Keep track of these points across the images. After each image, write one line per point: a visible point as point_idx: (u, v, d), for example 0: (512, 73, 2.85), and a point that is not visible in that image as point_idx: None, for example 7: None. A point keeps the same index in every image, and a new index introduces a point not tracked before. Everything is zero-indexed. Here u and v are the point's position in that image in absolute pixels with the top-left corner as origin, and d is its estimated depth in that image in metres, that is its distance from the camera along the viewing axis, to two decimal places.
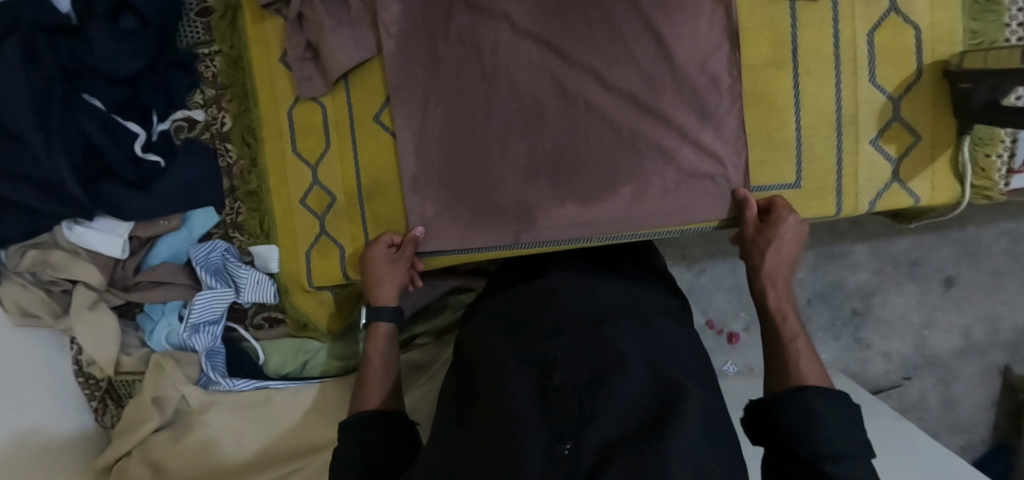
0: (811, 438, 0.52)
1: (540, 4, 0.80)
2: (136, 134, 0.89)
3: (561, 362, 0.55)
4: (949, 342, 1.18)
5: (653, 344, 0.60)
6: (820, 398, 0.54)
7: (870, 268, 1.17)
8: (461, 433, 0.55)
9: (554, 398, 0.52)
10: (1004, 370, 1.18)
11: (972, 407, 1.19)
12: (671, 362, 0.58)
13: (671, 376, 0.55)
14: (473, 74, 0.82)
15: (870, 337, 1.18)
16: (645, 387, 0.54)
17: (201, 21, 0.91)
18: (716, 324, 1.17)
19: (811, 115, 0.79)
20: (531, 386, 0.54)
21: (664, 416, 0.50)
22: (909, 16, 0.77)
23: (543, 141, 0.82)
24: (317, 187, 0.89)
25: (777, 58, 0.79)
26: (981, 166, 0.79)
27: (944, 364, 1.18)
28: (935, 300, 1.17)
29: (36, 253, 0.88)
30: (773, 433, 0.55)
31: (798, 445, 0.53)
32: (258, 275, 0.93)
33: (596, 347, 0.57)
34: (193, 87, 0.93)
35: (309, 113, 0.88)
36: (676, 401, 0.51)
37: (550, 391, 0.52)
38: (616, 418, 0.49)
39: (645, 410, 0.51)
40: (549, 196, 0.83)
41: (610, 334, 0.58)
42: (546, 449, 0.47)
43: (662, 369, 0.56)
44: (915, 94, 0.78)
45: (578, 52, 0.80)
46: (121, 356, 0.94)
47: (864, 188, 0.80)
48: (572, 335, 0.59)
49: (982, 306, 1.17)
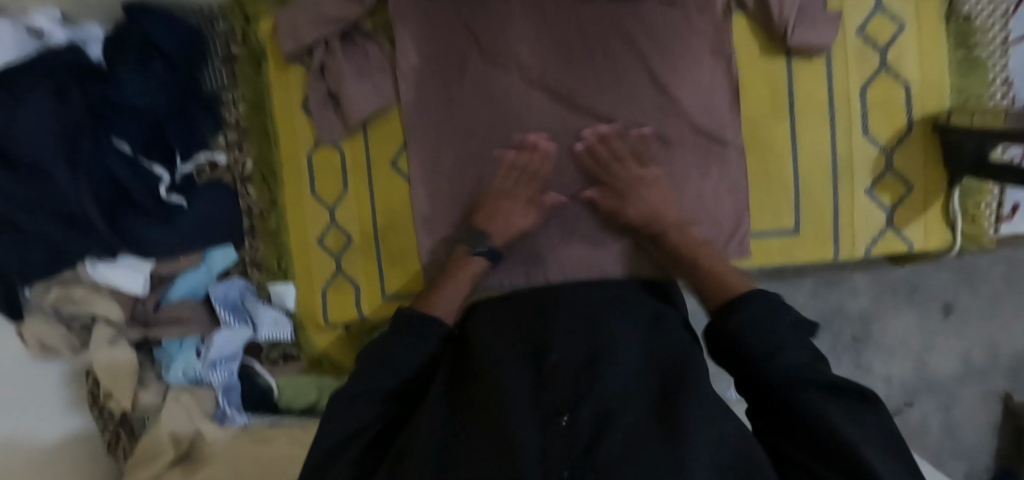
0: (749, 337, 0.60)
1: (548, 57, 0.84)
2: (161, 176, 0.91)
3: (555, 348, 0.59)
4: (948, 367, 1.21)
5: (652, 339, 0.64)
6: (750, 303, 0.62)
7: (870, 293, 1.20)
8: (451, 427, 0.55)
9: (549, 377, 0.55)
10: (1004, 397, 1.22)
11: (973, 430, 1.22)
12: (665, 346, 0.63)
13: (677, 367, 0.59)
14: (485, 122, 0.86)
15: (871, 361, 1.21)
16: (646, 374, 0.58)
17: (226, 67, 0.95)
18: None
19: (811, 164, 0.82)
20: (528, 375, 0.57)
21: (670, 401, 0.53)
22: (899, 73, 0.81)
23: (552, 185, 0.86)
24: (335, 228, 0.92)
25: (776, 110, 0.82)
26: (971, 215, 0.82)
27: (945, 389, 1.21)
28: (935, 326, 1.20)
29: (59, 290, 0.91)
30: (722, 341, 0.63)
31: (744, 347, 0.60)
32: (276, 314, 0.96)
33: (589, 337, 0.61)
34: (216, 130, 0.95)
35: (328, 157, 0.91)
36: (678, 389, 0.54)
37: (546, 372, 0.56)
38: (615, 394, 0.53)
39: (647, 394, 0.55)
40: (558, 239, 0.87)
41: (606, 327, 0.63)
42: (543, 424, 0.50)
43: (670, 363, 0.60)
44: (908, 146, 0.82)
45: (588, 101, 0.84)
46: (139, 391, 0.95)
47: (860, 234, 0.83)
48: (565, 327, 0.63)
49: (981, 330, 1.20)
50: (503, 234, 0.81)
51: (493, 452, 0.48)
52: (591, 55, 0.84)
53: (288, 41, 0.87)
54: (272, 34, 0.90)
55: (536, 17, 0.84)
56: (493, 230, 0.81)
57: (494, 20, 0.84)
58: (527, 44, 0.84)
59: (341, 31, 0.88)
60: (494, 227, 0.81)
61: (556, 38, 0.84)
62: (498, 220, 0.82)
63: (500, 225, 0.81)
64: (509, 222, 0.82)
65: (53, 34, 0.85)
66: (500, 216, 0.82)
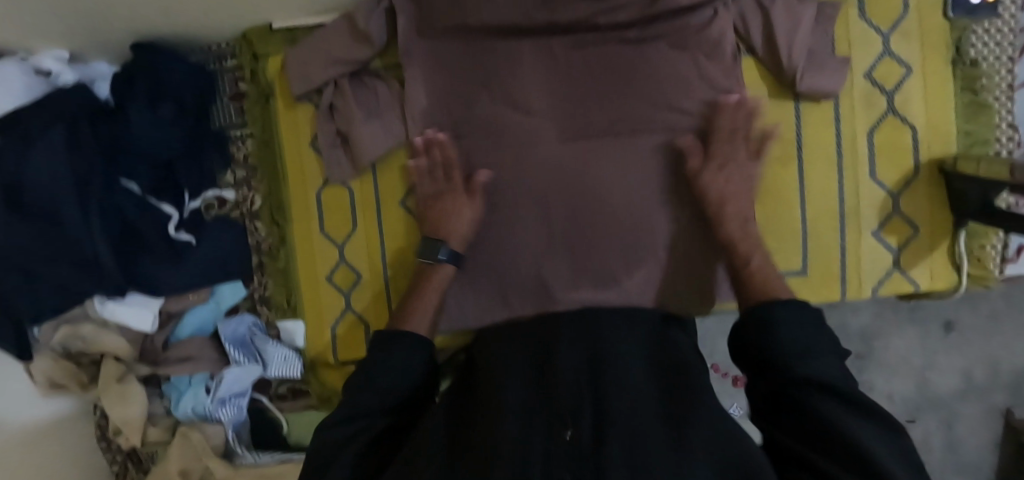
0: (775, 338, 0.62)
1: (557, 100, 0.85)
2: (170, 214, 0.92)
3: (563, 361, 0.64)
4: (950, 384, 1.20)
5: (658, 349, 0.69)
6: (781, 309, 0.63)
7: (871, 311, 1.20)
8: (461, 438, 0.60)
9: (554, 391, 0.61)
10: (1007, 413, 1.20)
11: (975, 448, 1.21)
12: (670, 357, 0.68)
13: (682, 374, 0.65)
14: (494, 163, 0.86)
15: (872, 378, 1.21)
16: (654, 377, 0.65)
17: (234, 104, 0.95)
18: (721, 366, 1.16)
19: (817, 207, 0.83)
20: (534, 388, 0.63)
21: (677, 406, 0.60)
22: (906, 117, 0.81)
23: (560, 225, 0.87)
24: (344, 265, 0.93)
25: (783, 154, 0.83)
26: (977, 256, 0.83)
27: (945, 404, 1.21)
28: (935, 344, 1.20)
29: (68, 328, 0.92)
30: (747, 347, 0.64)
31: (763, 351, 0.62)
32: (285, 351, 0.96)
33: (594, 350, 0.66)
34: (224, 167, 0.96)
35: (337, 195, 0.92)
36: (687, 406, 0.59)
37: (552, 386, 0.61)
38: (622, 403, 0.58)
39: (656, 396, 0.61)
40: (567, 278, 0.88)
41: (613, 339, 0.68)
42: (552, 436, 0.56)
43: (675, 370, 0.65)
44: (914, 189, 0.82)
45: (595, 143, 0.85)
46: (148, 426, 0.96)
47: (867, 275, 0.84)
48: (571, 340, 0.68)
49: (982, 348, 1.19)
50: (458, 234, 0.84)
51: (501, 457, 0.54)
52: (599, 98, 0.85)
53: (299, 83, 0.89)
54: (281, 72, 0.90)
55: (547, 61, 0.84)
56: (448, 232, 0.84)
57: (504, 62, 0.84)
58: (537, 86, 0.85)
59: (351, 71, 0.89)
60: (443, 229, 0.85)
61: (565, 81, 0.85)
62: (447, 219, 0.85)
63: (455, 226, 0.85)
64: (460, 222, 0.84)
65: (61, 75, 0.86)
66: (447, 216, 0.85)
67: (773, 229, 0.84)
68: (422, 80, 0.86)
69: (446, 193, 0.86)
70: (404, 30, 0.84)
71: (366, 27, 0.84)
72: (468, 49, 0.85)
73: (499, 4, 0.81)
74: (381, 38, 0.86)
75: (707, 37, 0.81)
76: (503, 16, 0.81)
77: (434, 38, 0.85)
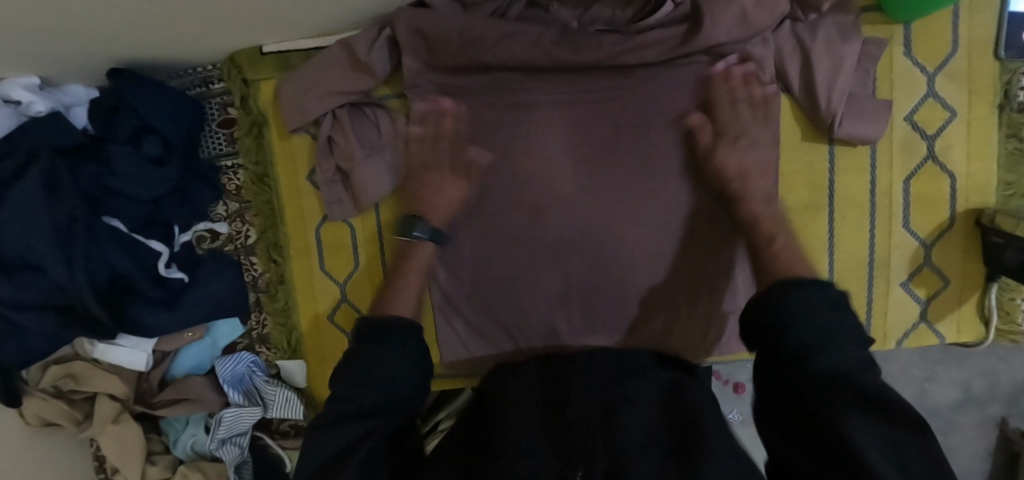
0: (796, 323, 0.52)
1: (574, 140, 0.79)
2: (159, 251, 0.87)
3: (571, 400, 0.55)
4: (948, 396, 1.07)
5: (677, 392, 0.59)
6: (806, 290, 0.54)
7: None
8: (461, 453, 0.56)
9: (563, 431, 0.52)
10: (1001, 422, 1.07)
11: (969, 457, 1.10)
12: (690, 398, 0.58)
13: (697, 415, 0.55)
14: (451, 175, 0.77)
15: None
16: (666, 421, 0.55)
17: (224, 132, 0.89)
18: (722, 374, 1.05)
19: (846, 256, 0.79)
20: (537, 423, 0.54)
21: (687, 450, 0.51)
22: (946, 165, 0.77)
23: (575, 272, 0.83)
24: (346, 305, 0.89)
25: (814, 202, 0.78)
26: (1005, 309, 0.80)
27: (941, 415, 1.08)
28: (935, 356, 1.06)
29: (56, 368, 0.88)
30: (765, 331, 0.54)
31: (783, 341, 0.53)
32: (287, 392, 0.92)
33: (613, 389, 0.57)
34: (215, 200, 0.91)
35: (338, 233, 0.87)
36: (692, 420, 0.55)
37: (561, 424, 0.53)
38: (634, 444, 0.51)
39: (660, 442, 0.52)
40: (581, 326, 0.85)
41: (630, 381, 0.58)
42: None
43: (690, 411, 0.56)
44: (948, 241, 0.79)
45: (614, 188, 0.79)
46: (146, 466, 0.92)
47: (892, 328, 0.81)
48: (589, 378, 0.58)
49: (981, 359, 1.05)
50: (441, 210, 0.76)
51: None
52: (621, 137, 0.79)
53: (293, 114, 0.82)
54: (275, 99, 0.84)
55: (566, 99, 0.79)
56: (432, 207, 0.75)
57: (519, 99, 0.80)
58: (553, 123, 0.79)
59: (358, 99, 0.82)
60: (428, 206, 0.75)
61: (585, 122, 0.79)
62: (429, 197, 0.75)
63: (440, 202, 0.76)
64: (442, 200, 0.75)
65: (33, 104, 0.79)
66: (431, 191, 0.75)
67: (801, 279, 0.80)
68: (433, 105, 0.79)
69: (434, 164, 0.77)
70: (411, 63, 0.79)
71: (366, 57, 0.78)
72: (482, 83, 0.80)
73: (516, 42, 0.75)
74: (383, 67, 0.80)
75: (742, 68, 0.73)
76: (517, 53, 0.76)
77: (446, 73, 0.80)
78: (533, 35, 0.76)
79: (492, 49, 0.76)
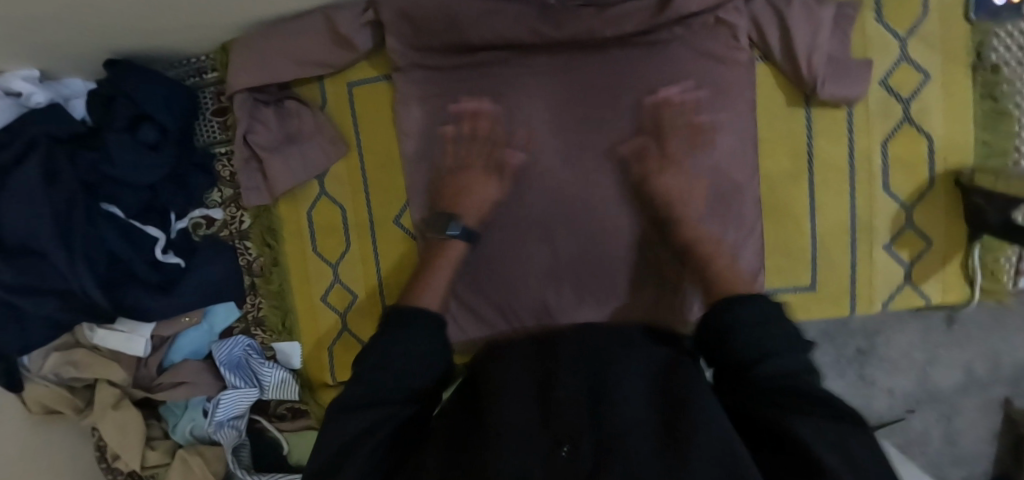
0: (739, 336, 0.58)
1: (560, 115, 0.81)
2: (157, 237, 0.89)
3: (560, 376, 0.52)
4: (949, 378, 1.06)
5: (670, 370, 0.56)
6: (748, 303, 0.60)
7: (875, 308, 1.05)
8: (443, 441, 0.52)
9: (557, 413, 0.49)
10: (1005, 404, 1.06)
11: (975, 439, 1.09)
12: (676, 375, 0.55)
13: (682, 391, 0.52)
14: (459, 176, 0.80)
15: (875, 374, 1.07)
16: (655, 402, 0.52)
17: (218, 119, 0.92)
18: None
19: (828, 222, 0.81)
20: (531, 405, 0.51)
21: (674, 428, 0.48)
22: (924, 127, 0.78)
23: (564, 248, 0.84)
24: (338, 286, 0.91)
25: (795, 169, 0.80)
26: (990, 269, 0.81)
27: (944, 399, 1.07)
28: (936, 338, 1.06)
29: (58, 356, 0.90)
30: (714, 340, 0.61)
31: (731, 348, 0.58)
32: (282, 373, 0.94)
33: (598, 369, 0.54)
34: (210, 187, 0.93)
35: (330, 213, 0.90)
36: (682, 399, 0.51)
37: (551, 401, 0.50)
38: (626, 421, 0.48)
39: (654, 422, 0.50)
40: (572, 301, 0.86)
41: (618, 360, 0.55)
42: (547, 456, 0.46)
43: (676, 386, 0.53)
44: (929, 202, 0.79)
45: (598, 161, 0.81)
46: (146, 451, 0.94)
47: (879, 291, 0.81)
48: (575, 358, 0.55)
49: (981, 341, 1.05)
50: (474, 213, 0.79)
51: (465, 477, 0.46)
52: (606, 112, 0.80)
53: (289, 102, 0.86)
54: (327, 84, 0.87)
55: (549, 75, 0.81)
56: (463, 210, 0.79)
57: (503, 77, 0.81)
58: (535, 99, 0.81)
59: (328, 73, 0.86)
60: (467, 203, 0.79)
61: (570, 98, 0.81)
62: (463, 195, 0.79)
63: (471, 204, 0.79)
64: (475, 201, 0.79)
65: (33, 96, 0.82)
66: (467, 193, 0.79)
67: (782, 246, 0.81)
68: (473, 106, 0.81)
69: (473, 165, 0.80)
70: (395, 44, 0.81)
71: (353, 40, 0.80)
72: (467, 61, 0.82)
73: (499, 19, 0.78)
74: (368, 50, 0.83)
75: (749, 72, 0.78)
76: (501, 29, 0.78)
77: (430, 53, 0.82)
78: (513, 12, 0.77)
79: (476, 27, 0.78)
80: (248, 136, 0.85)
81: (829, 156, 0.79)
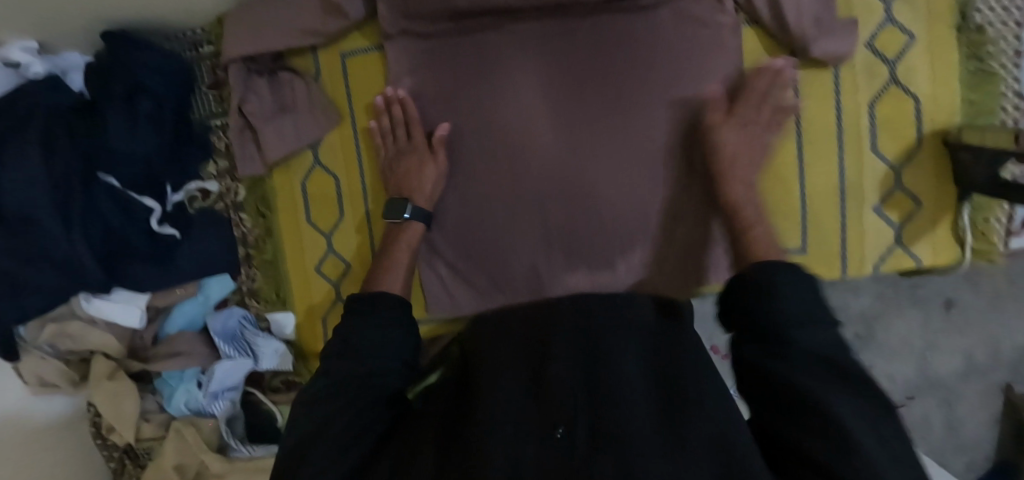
0: (778, 306, 0.55)
1: (551, 81, 0.82)
2: (152, 208, 0.90)
3: (555, 351, 0.50)
4: (950, 365, 1.06)
5: (660, 340, 0.54)
6: (779, 275, 0.57)
7: (873, 292, 1.05)
8: (440, 416, 0.51)
9: (546, 391, 0.47)
10: (1006, 389, 1.06)
11: (976, 425, 1.08)
12: (667, 347, 0.53)
13: (672, 368, 0.51)
14: (410, 161, 0.85)
15: (874, 360, 1.07)
16: (647, 382, 0.50)
17: (214, 92, 0.93)
18: (719, 348, 1.06)
19: (817, 184, 0.81)
20: (523, 383, 0.49)
21: (666, 409, 0.47)
22: (910, 87, 0.79)
23: (555, 214, 0.84)
24: (332, 256, 0.92)
25: (783, 131, 0.81)
26: (981, 230, 0.81)
27: (944, 385, 1.07)
28: (936, 322, 1.05)
29: (53, 326, 0.89)
30: (744, 313, 0.57)
31: (760, 317, 0.55)
32: (276, 344, 0.95)
33: (591, 343, 0.52)
34: (205, 158, 0.93)
35: (324, 183, 0.90)
36: (678, 379, 0.49)
37: (543, 386, 0.48)
38: (616, 400, 0.46)
39: (646, 401, 0.48)
40: (564, 266, 0.86)
41: (610, 332, 0.53)
42: (539, 437, 0.45)
43: (666, 361, 0.52)
44: (918, 162, 0.80)
45: (587, 125, 0.82)
46: (140, 423, 0.95)
47: (869, 252, 0.82)
48: (568, 330, 0.53)
49: (982, 326, 1.04)
50: (424, 192, 0.84)
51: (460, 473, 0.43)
52: (595, 76, 0.81)
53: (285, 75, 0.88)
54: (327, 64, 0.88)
55: (538, 42, 0.82)
56: (415, 191, 0.84)
57: (493, 45, 0.83)
58: (524, 66, 0.82)
59: (321, 43, 0.87)
60: (412, 185, 0.84)
61: (560, 63, 0.82)
62: (413, 179, 0.84)
63: (420, 185, 0.84)
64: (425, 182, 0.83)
65: (31, 66, 0.83)
66: (414, 176, 0.84)
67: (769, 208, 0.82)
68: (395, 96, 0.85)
69: (415, 150, 0.85)
70: (387, 12, 0.82)
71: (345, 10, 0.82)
72: (458, 30, 0.83)
73: None
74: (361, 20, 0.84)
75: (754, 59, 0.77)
76: None
77: (421, 22, 0.83)
78: None
79: None
80: (242, 106, 0.86)
81: (816, 118, 0.80)
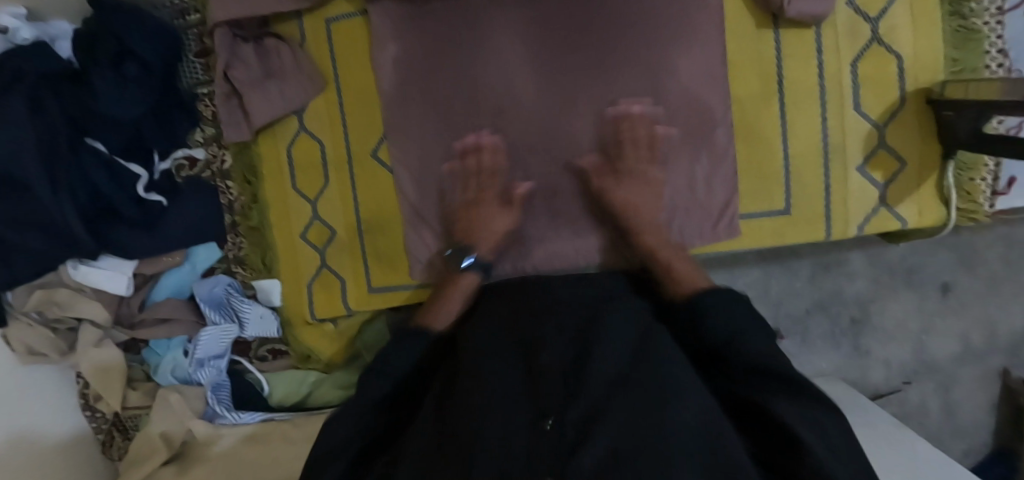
0: (715, 328, 0.60)
1: (534, 41, 0.81)
2: (137, 175, 0.91)
3: (544, 356, 0.56)
4: (947, 349, 1.05)
5: (644, 335, 0.60)
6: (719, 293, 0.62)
7: (868, 276, 1.03)
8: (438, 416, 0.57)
9: (542, 387, 0.53)
10: (1003, 374, 1.05)
11: (975, 410, 1.06)
12: (653, 345, 0.58)
13: (656, 364, 0.56)
14: (471, 209, 0.83)
15: (871, 345, 1.05)
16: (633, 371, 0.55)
17: (200, 61, 0.94)
18: None
19: (799, 144, 0.81)
20: (517, 384, 0.55)
21: (649, 398, 0.52)
22: (893, 46, 0.79)
23: (536, 177, 0.84)
24: (317, 222, 0.92)
25: (766, 91, 0.81)
26: (966, 189, 0.81)
27: (942, 370, 1.05)
28: (932, 305, 1.04)
29: (41, 293, 0.89)
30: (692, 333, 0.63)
31: (704, 333, 0.61)
32: (261, 309, 0.96)
33: (579, 347, 0.57)
34: (193, 126, 0.95)
35: (309, 149, 0.91)
36: (656, 368, 0.55)
37: (538, 381, 0.54)
38: (597, 395, 0.52)
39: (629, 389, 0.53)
40: (548, 229, 0.86)
41: (599, 334, 0.58)
42: (532, 430, 0.50)
43: (650, 357, 0.56)
44: (901, 121, 0.80)
45: (571, 85, 0.80)
46: (128, 391, 0.97)
47: (854, 213, 0.82)
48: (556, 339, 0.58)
49: (978, 310, 1.04)
50: (487, 243, 0.81)
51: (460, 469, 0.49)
52: (579, 36, 0.80)
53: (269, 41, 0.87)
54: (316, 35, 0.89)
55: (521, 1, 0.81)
56: (478, 241, 0.81)
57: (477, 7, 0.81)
58: (508, 27, 0.81)
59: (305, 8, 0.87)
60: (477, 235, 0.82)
61: (544, 23, 0.80)
62: (480, 227, 0.82)
63: (484, 235, 0.82)
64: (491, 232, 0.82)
65: (19, 31, 0.82)
66: (479, 225, 0.82)
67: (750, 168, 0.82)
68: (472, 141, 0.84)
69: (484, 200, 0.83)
70: None
71: None
72: None
73: None
74: None
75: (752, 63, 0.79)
76: None
77: None
78: None
79: None
80: (228, 71, 0.86)
81: (798, 77, 0.80)
